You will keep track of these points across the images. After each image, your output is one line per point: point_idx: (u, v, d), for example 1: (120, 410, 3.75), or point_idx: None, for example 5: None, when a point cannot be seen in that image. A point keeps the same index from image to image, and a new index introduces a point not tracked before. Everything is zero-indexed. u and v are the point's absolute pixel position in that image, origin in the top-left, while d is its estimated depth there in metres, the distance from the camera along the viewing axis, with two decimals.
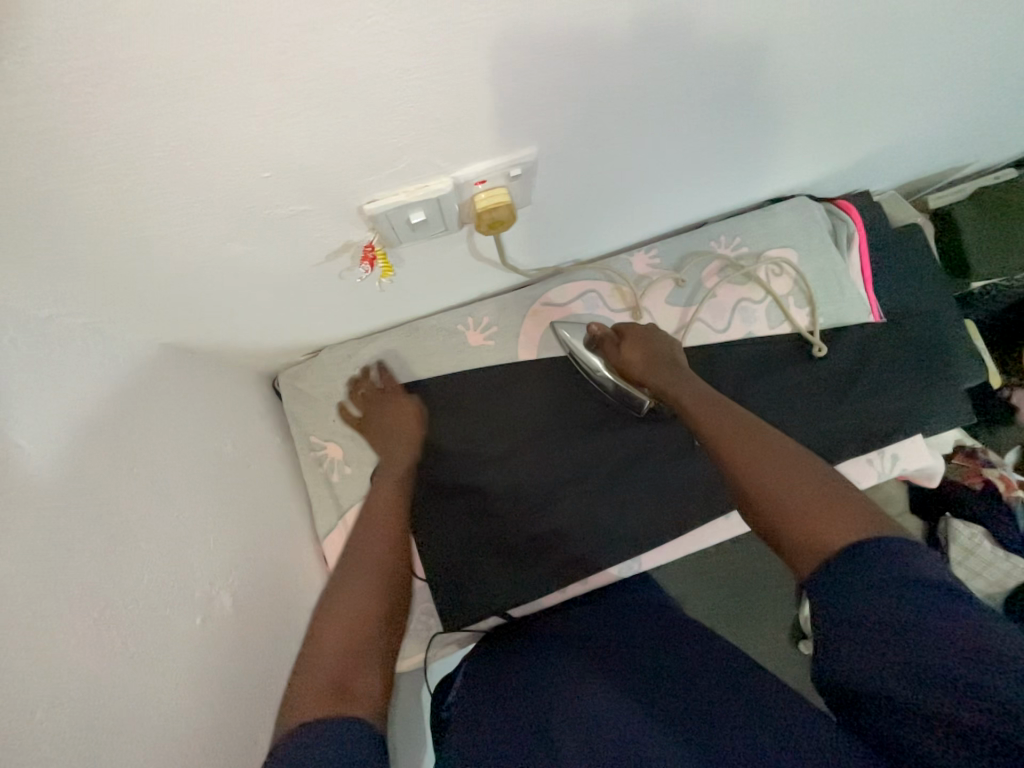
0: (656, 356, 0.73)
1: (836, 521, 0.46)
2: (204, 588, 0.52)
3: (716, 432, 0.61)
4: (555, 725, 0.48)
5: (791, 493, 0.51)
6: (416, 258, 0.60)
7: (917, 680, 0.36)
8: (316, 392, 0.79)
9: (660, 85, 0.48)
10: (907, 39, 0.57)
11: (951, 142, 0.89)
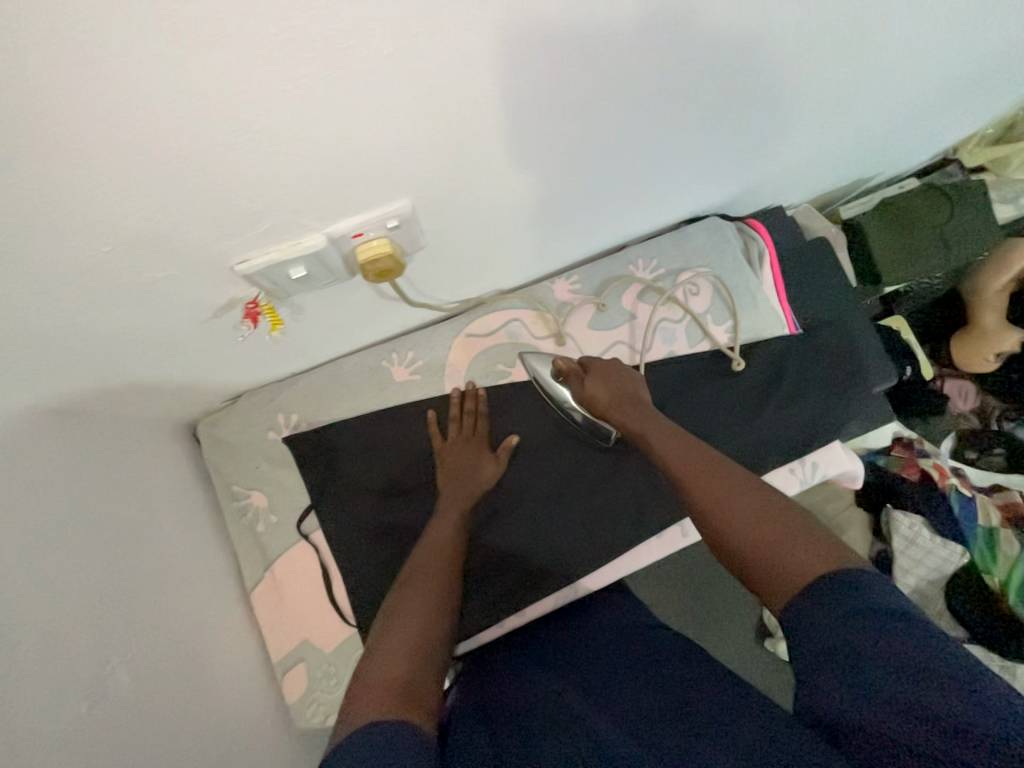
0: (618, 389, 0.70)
1: (805, 556, 0.44)
2: (94, 669, 0.49)
3: (677, 465, 0.57)
4: (537, 739, 0.46)
5: (758, 528, 0.48)
6: (315, 306, 0.59)
7: (875, 704, 0.35)
8: (237, 440, 0.77)
9: (540, 132, 0.49)
10: (786, 83, 0.60)
11: (849, 160, 0.95)
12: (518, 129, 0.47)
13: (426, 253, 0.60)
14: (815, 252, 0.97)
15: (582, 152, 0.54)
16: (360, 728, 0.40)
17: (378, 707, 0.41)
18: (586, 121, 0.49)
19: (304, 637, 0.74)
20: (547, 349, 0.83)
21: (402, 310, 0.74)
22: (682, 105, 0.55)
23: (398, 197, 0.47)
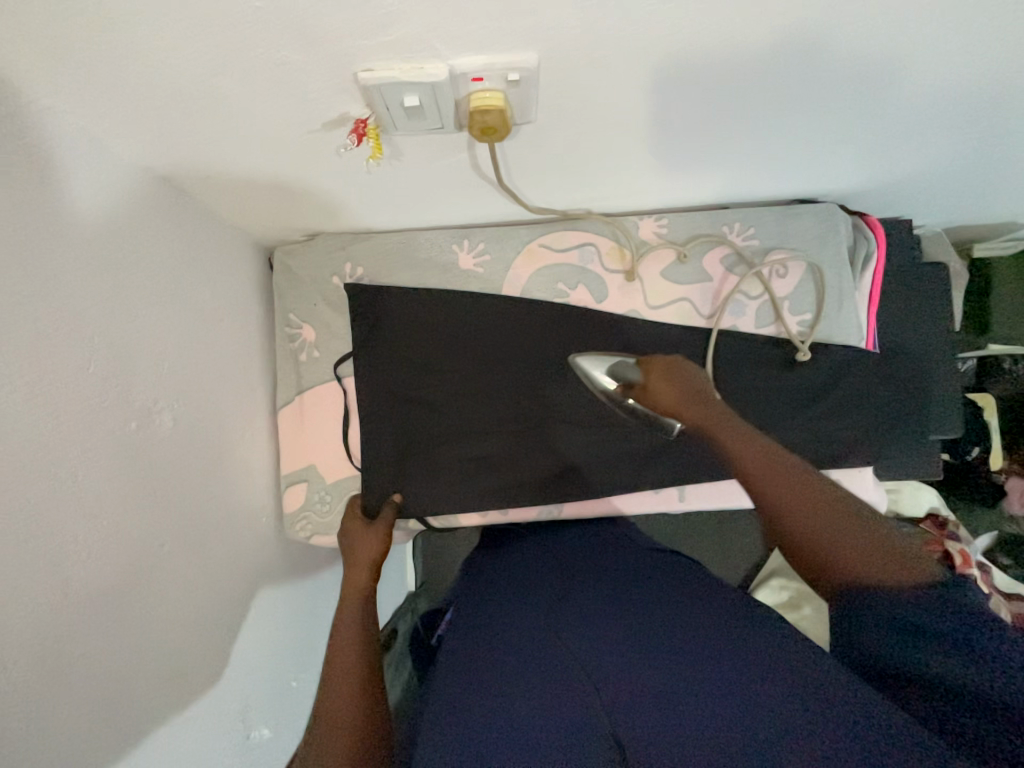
0: (685, 388, 0.66)
1: (878, 558, 0.45)
2: (144, 404, 0.57)
3: (748, 463, 0.56)
4: (559, 633, 0.58)
5: (831, 532, 0.48)
6: (414, 153, 0.60)
7: (924, 672, 0.40)
8: (304, 275, 0.82)
9: (718, 20, 0.45)
10: (986, 47, 0.51)
11: (1008, 189, 0.84)
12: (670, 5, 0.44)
13: (530, 131, 0.59)
14: (929, 277, 0.89)
15: (782, 52, 0.50)
16: None
17: None
18: (746, 16, 0.45)
19: (312, 463, 0.81)
20: (612, 283, 0.82)
21: (487, 196, 0.74)
22: (859, 32, 0.48)
23: (525, 47, 0.46)
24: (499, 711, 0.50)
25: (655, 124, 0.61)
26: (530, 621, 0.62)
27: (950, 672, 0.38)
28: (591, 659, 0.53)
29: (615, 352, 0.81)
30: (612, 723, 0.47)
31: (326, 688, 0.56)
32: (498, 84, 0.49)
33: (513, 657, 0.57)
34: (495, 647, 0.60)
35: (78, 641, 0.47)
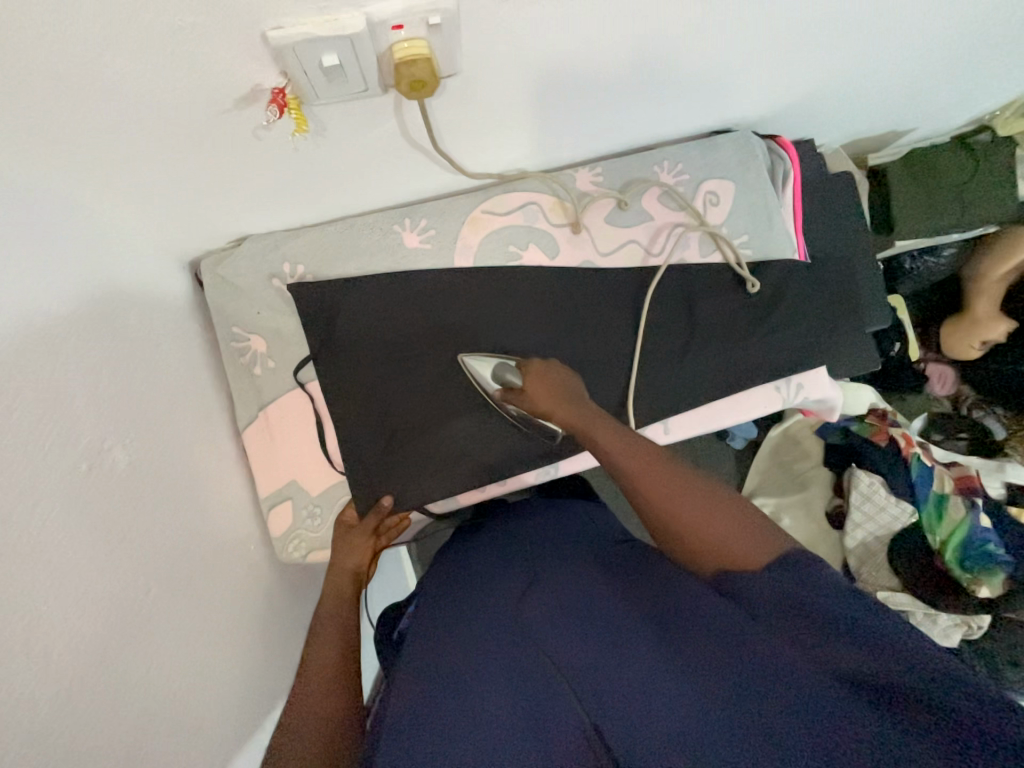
0: (560, 391, 0.67)
1: (737, 548, 0.52)
2: (92, 440, 0.51)
3: (621, 467, 0.60)
4: (530, 595, 0.60)
5: (698, 524, 0.55)
6: (339, 125, 0.57)
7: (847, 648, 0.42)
8: (240, 283, 0.76)
9: None
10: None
11: (889, 94, 0.93)
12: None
13: (457, 84, 0.58)
14: (840, 186, 0.96)
15: None
16: None
17: None
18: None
19: (292, 478, 0.76)
20: (561, 237, 0.83)
21: (421, 166, 0.72)
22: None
23: None
24: (457, 716, 0.49)
25: (578, 60, 0.61)
26: (496, 590, 0.64)
27: (855, 665, 0.41)
28: (552, 612, 0.56)
29: (577, 305, 0.82)
30: (591, 715, 0.47)
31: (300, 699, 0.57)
32: (421, 31, 0.47)
33: (474, 625, 0.59)
34: (454, 621, 0.62)
35: (78, 712, 0.41)
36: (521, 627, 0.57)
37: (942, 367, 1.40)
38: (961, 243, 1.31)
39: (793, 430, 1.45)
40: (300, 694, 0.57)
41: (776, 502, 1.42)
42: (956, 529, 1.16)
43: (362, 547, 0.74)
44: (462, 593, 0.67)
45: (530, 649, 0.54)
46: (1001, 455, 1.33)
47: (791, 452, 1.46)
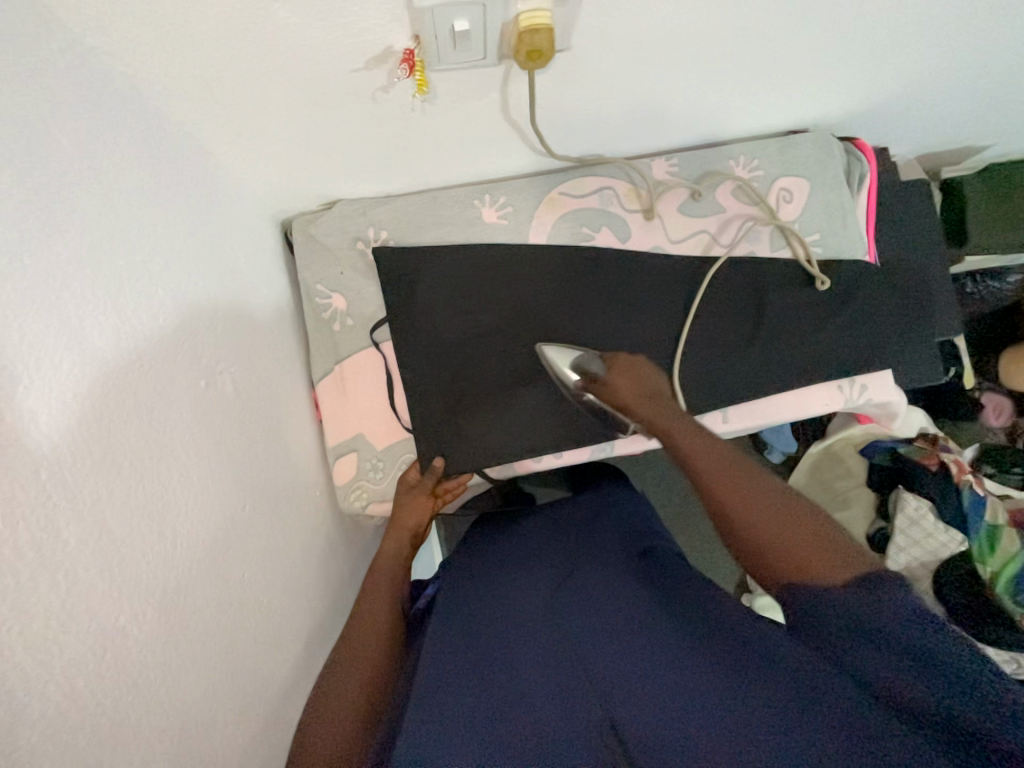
0: (640, 387, 0.71)
1: (814, 556, 0.48)
2: (209, 363, 0.55)
3: (702, 457, 0.61)
4: (567, 583, 0.63)
5: (768, 518, 0.53)
6: (450, 93, 0.61)
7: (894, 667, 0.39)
8: (327, 243, 0.81)
9: None
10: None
11: (974, 105, 0.92)
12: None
13: (564, 61, 0.61)
14: (914, 193, 0.95)
15: None
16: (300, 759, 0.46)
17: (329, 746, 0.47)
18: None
19: (359, 431, 0.80)
20: (633, 222, 0.85)
21: (510, 143, 0.75)
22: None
23: None
24: (496, 675, 0.52)
25: (680, 44, 0.64)
26: (535, 571, 0.67)
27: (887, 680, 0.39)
28: (589, 598, 0.59)
29: (643, 290, 0.84)
30: (609, 713, 0.48)
31: (356, 635, 0.60)
32: (547, 3, 0.50)
33: (513, 600, 0.62)
34: (495, 589, 0.66)
35: (193, 595, 0.45)
36: (552, 610, 0.59)
37: (999, 398, 1.39)
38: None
39: (835, 446, 1.41)
40: (352, 630, 0.60)
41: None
42: (1009, 563, 1.14)
43: (423, 506, 0.77)
44: (503, 565, 0.71)
45: (564, 627, 0.56)
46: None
47: (832, 470, 1.42)
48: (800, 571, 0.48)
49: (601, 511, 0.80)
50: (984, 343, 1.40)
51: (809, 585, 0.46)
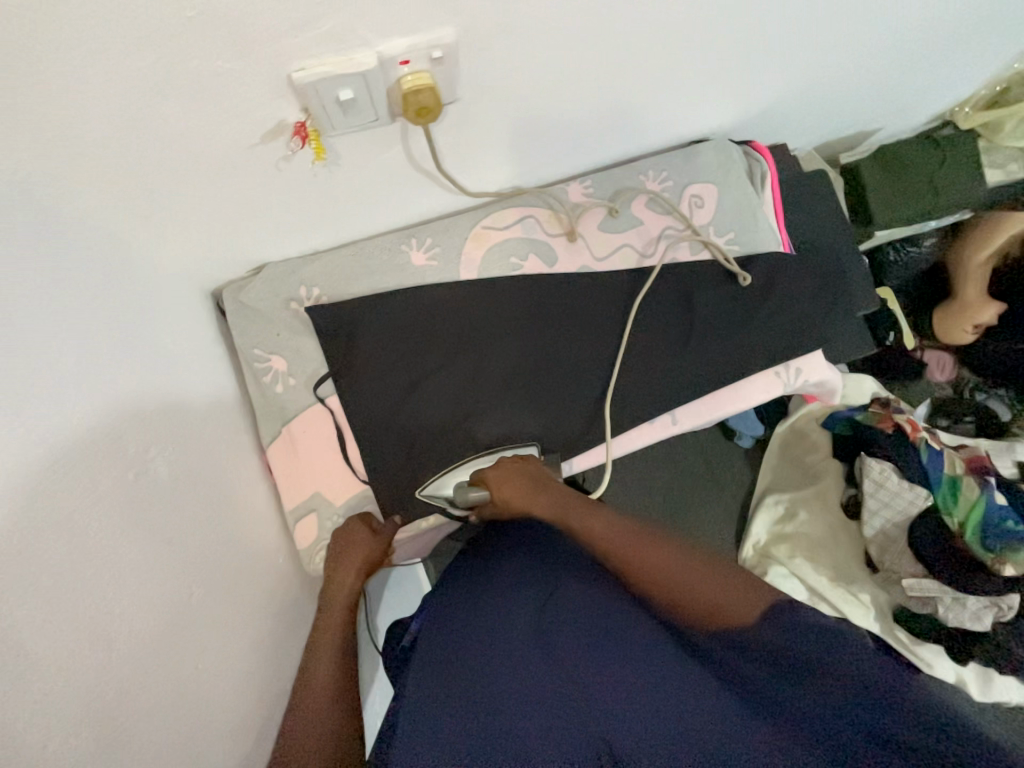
0: (529, 488, 0.74)
1: (728, 604, 0.57)
2: (138, 450, 0.54)
3: (608, 545, 0.67)
4: (555, 592, 0.61)
5: (683, 588, 0.60)
6: (353, 154, 0.63)
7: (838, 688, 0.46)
8: (259, 307, 0.81)
9: None
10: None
11: (851, 94, 1.01)
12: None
13: (457, 110, 0.64)
14: (815, 182, 1.02)
15: None
16: None
17: None
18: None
19: (316, 489, 0.79)
20: (558, 246, 0.88)
21: (426, 188, 0.78)
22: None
23: (442, 24, 0.51)
24: (488, 704, 0.51)
25: (565, 79, 0.68)
26: (523, 579, 0.65)
27: (830, 696, 0.45)
28: (579, 610, 0.58)
29: (578, 309, 0.87)
30: (601, 731, 0.47)
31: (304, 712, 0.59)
32: (425, 65, 0.53)
33: (504, 616, 0.60)
34: (485, 608, 0.63)
35: (138, 700, 0.43)
36: (543, 624, 0.57)
37: (939, 354, 1.48)
38: (938, 234, 1.41)
39: (798, 424, 1.47)
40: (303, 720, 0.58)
41: (790, 497, 1.43)
42: (973, 509, 1.20)
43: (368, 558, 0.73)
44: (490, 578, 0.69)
45: (557, 642, 0.55)
46: (1009, 434, 1.39)
47: (800, 446, 1.47)
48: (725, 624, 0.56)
49: None
50: (914, 305, 1.50)
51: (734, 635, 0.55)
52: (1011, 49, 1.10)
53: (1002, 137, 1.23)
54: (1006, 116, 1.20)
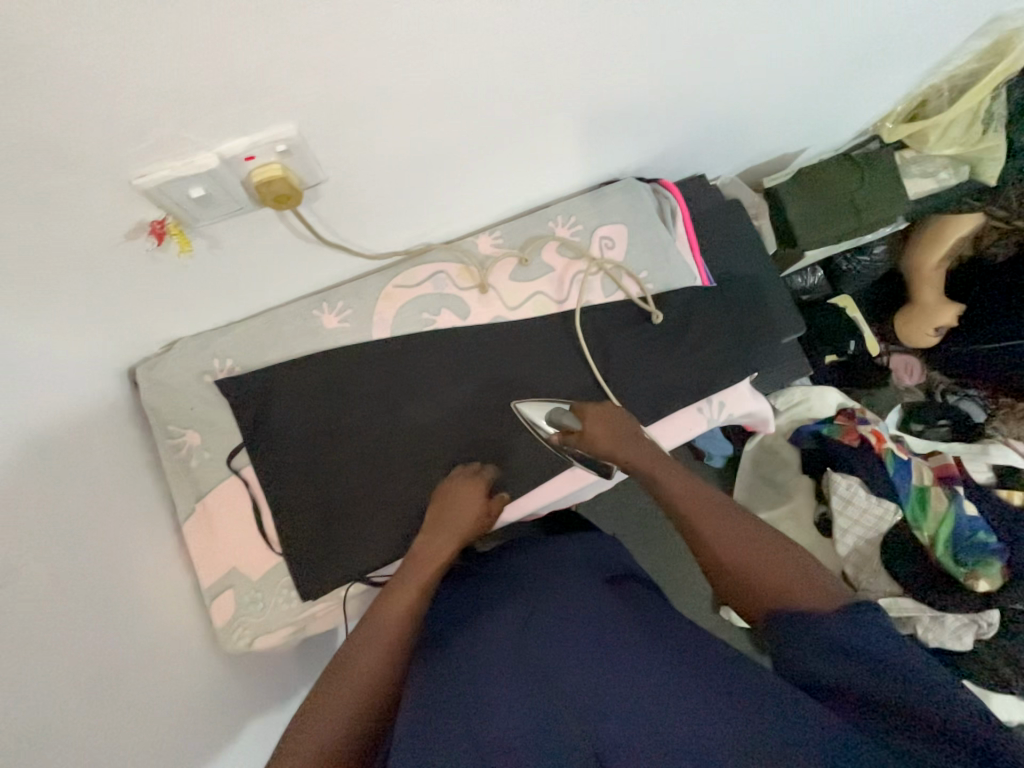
0: (624, 432, 0.78)
1: (800, 588, 0.57)
2: (11, 557, 0.56)
3: (698, 502, 0.69)
4: (567, 615, 0.63)
5: (754, 564, 0.61)
6: (230, 239, 0.65)
7: (873, 678, 0.47)
8: (172, 384, 0.81)
9: (425, 58, 0.56)
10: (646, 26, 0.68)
11: (754, 125, 1.03)
12: (394, 45, 0.53)
13: (330, 189, 0.66)
14: (731, 213, 1.03)
15: (486, 67, 0.62)
16: None
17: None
18: (462, 39, 0.56)
19: (232, 565, 0.78)
20: (470, 299, 0.88)
21: (326, 257, 0.79)
22: (554, 30, 0.62)
23: (279, 122, 0.53)
24: (489, 716, 0.52)
25: (437, 149, 0.70)
26: (536, 604, 0.67)
27: (858, 687, 0.47)
28: (590, 633, 0.59)
29: (493, 361, 0.87)
30: (592, 743, 0.48)
31: (350, 662, 0.60)
32: (272, 158, 0.56)
33: (517, 637, 0.62)
34: (500, 629, 0.64)
35: None
36: (553, 642, 0.59)
37: (906, 358, 1.48)
38: (886, 242, 1.41)
39: (768, 439, 1.42)
40: (344, 673, 0.59)
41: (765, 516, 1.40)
42: (944, 523, 1.16)
43: (471, 509, 0.77)
44: (505, 602, 0.70)
45: (564, 660, 0.56)
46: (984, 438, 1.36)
47: (771, 462, 1.43)
48: (795, 605, 0.56)
49: (492, 577, 0.79)
50: (879, 312, 1.52)
51: (799, 616, 0.54)
52: (915, 70, 1.13)
53: (929, 147, 1.24)
54: (928, 128, 1.21)
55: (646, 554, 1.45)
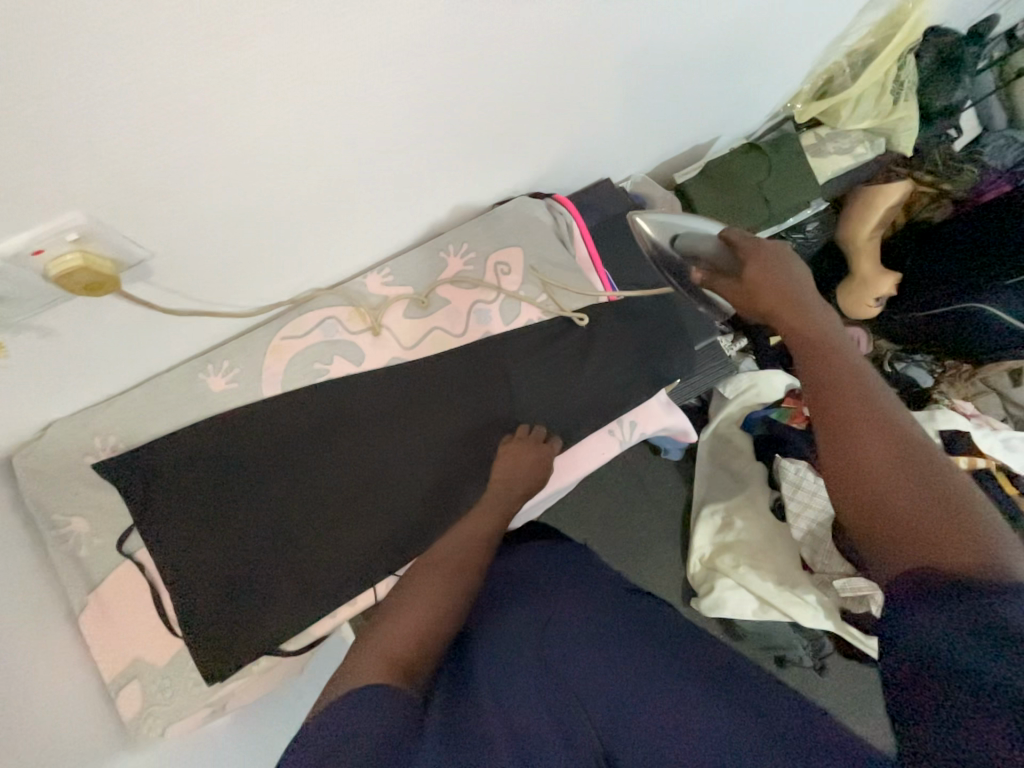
0: (772, 281, 0.72)
1: (944, 530, 0.44)
2: None
3: (831, 391, 0.57)
4: (621, 632, 0.62)
5: (887, 483, 0.49)
6: (63, 325, 0.60)
7: (961, 642, 0.38)
8: (49, 472, 0.75)
9: (229, 125, 0.53)
10: (489, 45, 0.64)
11: (649, 124, 1.00)
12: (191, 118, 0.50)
13: (168, 261, 0.62)
14: None
15: (308, 125, 0.59)
16: (337, 702, 0.46)
17: (374, 674, 0.48)
18: (268, 106, 0.54)
19: (134, 653, 0.75)
20: (364, 342, 0.85)
21: (194, 321, 0.75)
22: (384, 70, 0.59)
23: (63, 210, 0.50)
24: (515, 710, 0.51)
25: (286, 206, 0.67)
26: (594, 619, 0.65)
27: (942, 642, 0.39)
28: (635, 650, 0.59)
29: (395, 405, 0.84)
30: (604, 743, 0.50)
31: (422, 585, 0.63)
32: (66, 247, 0.52)
33: (564, 649, 0.60)
34: (553, 637, 0.62)
35: None
36: (601, 653, 0.59)
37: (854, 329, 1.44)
38: (820, 216, 1.35)
39: (721, 428, 1.41)
40: (419, 599, 0.61)
41: (724, 505, 1.37)
42: None
43: (535, 460, 0.81)
44: (564, 609, 0.68)
45: (604, 669, 0.56)
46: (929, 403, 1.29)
47: (726, 451, 1.42)
48: (925, 552, 0.44)
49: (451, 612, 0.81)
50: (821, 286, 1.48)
51: (932, 566, 0.43)
52: (813, 49, 1.10)
53: (844, 122, 1.21)
54: (840, 103, 1.18)
55: (612, 552, 1.43)
